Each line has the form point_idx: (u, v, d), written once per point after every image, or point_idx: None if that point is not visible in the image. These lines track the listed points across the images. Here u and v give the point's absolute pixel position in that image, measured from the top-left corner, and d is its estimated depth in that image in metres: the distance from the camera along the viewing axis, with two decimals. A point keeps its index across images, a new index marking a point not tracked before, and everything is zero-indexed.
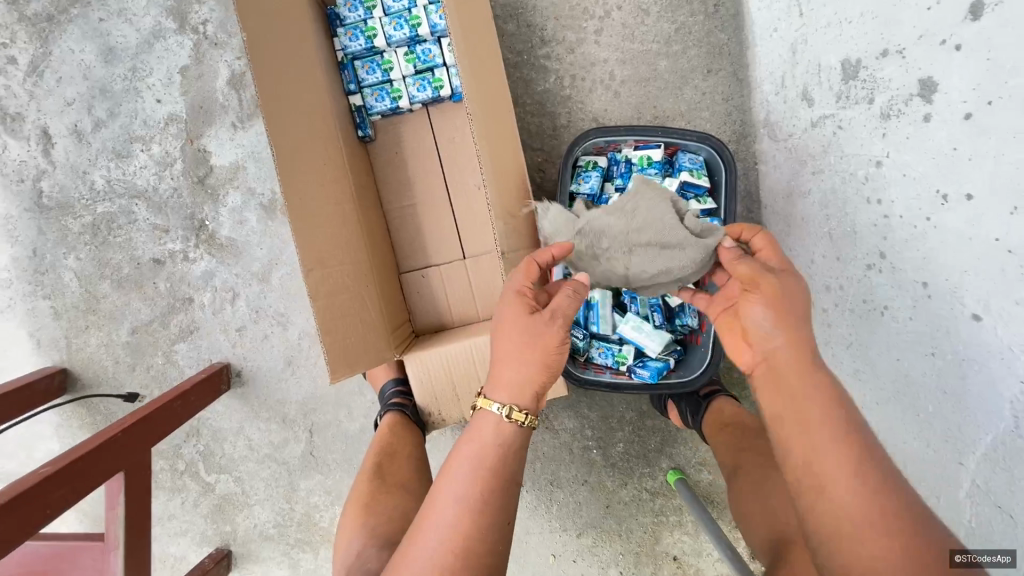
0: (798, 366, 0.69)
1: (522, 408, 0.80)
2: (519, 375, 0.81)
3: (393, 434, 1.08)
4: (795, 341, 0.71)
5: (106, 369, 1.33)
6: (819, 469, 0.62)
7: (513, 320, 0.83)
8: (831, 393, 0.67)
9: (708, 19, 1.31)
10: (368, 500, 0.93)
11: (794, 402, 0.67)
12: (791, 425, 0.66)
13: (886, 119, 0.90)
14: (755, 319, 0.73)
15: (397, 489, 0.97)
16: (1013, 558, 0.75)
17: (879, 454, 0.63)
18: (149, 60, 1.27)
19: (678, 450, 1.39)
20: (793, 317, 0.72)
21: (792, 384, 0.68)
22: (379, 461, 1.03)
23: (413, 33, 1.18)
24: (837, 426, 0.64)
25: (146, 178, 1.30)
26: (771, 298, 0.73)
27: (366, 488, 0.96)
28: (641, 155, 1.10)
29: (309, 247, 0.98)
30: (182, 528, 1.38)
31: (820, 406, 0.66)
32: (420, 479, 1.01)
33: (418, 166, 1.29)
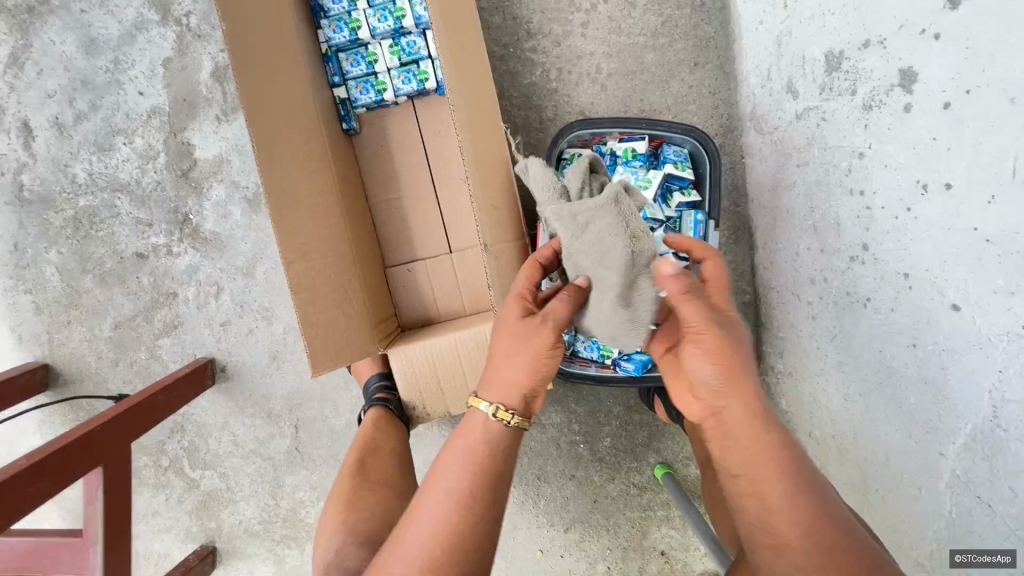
0: (746, 420, 0.68)
1: (509, 407, 0.78)
2: (510, 375, 0.80)
3: (376, 429, 1.07)
4: (741, 394, 0.69)
5: (88, 365, 1.32)
6: (774, 532, 0.63)
7: (509, 320, 0.82)
8: (781, 449, 0.66)
9: (694, 12, 1.31)
10: (350, 497, 0.93)
11: (744, 462, 0.67)
12: (744, 486, 0.67)
13: (868, 110, 0.90)
14: (699, 373, 0.70)
15: (379, 485, 0.96)
16: (1014, 558, 0.73)
17: (833, 509, 0.64)
18: (131, 52, 1.26)
19: (665, 444, 1.39)
20: (736, 367, 0.69)
21: (742, 443, 0.68)
22: (362, 458, 1.01)
23: (397, 24, 1.16)
24: (787, 485, 0.64)
25: (128, 172, 1.28)
26: (712, 353, 0.69)
27: (348, 485, 0.96)
28: (626, 147, 1.09)
29: (291, 239, 0.97)
30: (167, 525, 1.37)
31: (769, 466, 0.66)
32: (402, 475, 1.00)
33: (403, 159, 1.29)
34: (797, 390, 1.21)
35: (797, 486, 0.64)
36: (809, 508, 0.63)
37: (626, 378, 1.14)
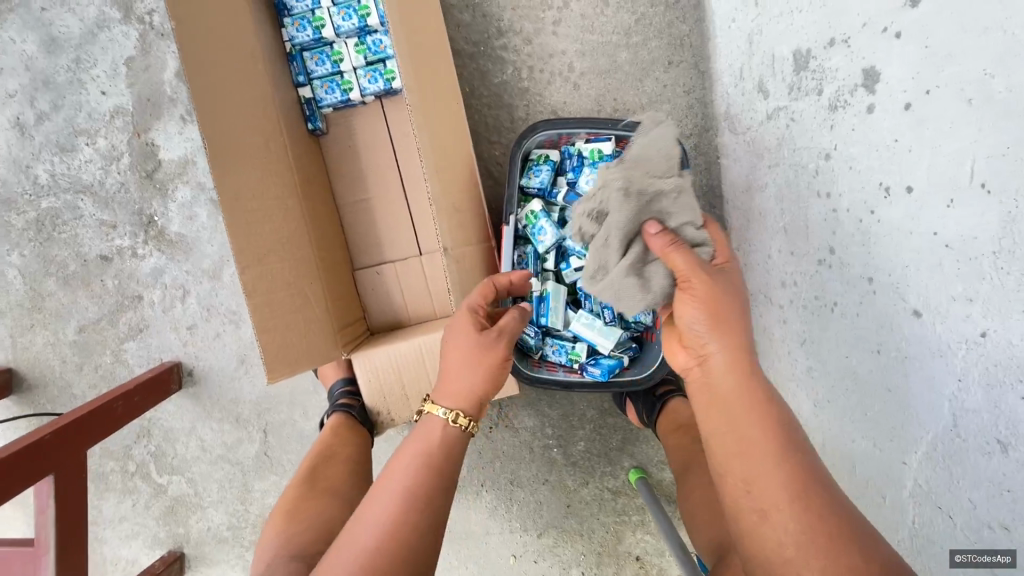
0: (729, 375, 0.73)
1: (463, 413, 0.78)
2: (466, 383, 0.80)
3: (335, 433, 1.05)
4: (726, 343, 0.73)
5: (53, 369, 1.30)
6: (759, 492, 0.65)
7: (462, 331, 0.82)
8: (764, 406, 0.71)
9: (668, 10, 1.29)
10: (294, 507, 0.91)
11: (729, 419, 0.71)
12: (728, 442, 0.70)
13: (834, 110, 0.88)
14: (688, 321, 0.76)
15: (327, 494, 0.93)
16: (1015, 559, 0.64)
17: (815, 469, 0.66)
18: (93, 50, 1.23)
19: (640, 448, 1.38)
20: (725, 322, 0.74)
21: (727, 400, 0.72)
22: (316, 464, 1.00)
23: (362, 23, 1.14)
24: (774, 444, 0.67)
25: (91, 173, 1.26)
26: (703, 299, 0.74)
27: (295, 494, 0.94)
28: (592, 148, 1.07)
29: (245, 243, 0.95)
30: (134, 531, 1.35)
31: (753, 421, 0.70)
32: (354, 483, 0.98)
33: (372, 160, 1.27)
34: None
35: (781, 446, 0.67)
36: (792, 471, 0.65)
37: (593, 384, 1.12)
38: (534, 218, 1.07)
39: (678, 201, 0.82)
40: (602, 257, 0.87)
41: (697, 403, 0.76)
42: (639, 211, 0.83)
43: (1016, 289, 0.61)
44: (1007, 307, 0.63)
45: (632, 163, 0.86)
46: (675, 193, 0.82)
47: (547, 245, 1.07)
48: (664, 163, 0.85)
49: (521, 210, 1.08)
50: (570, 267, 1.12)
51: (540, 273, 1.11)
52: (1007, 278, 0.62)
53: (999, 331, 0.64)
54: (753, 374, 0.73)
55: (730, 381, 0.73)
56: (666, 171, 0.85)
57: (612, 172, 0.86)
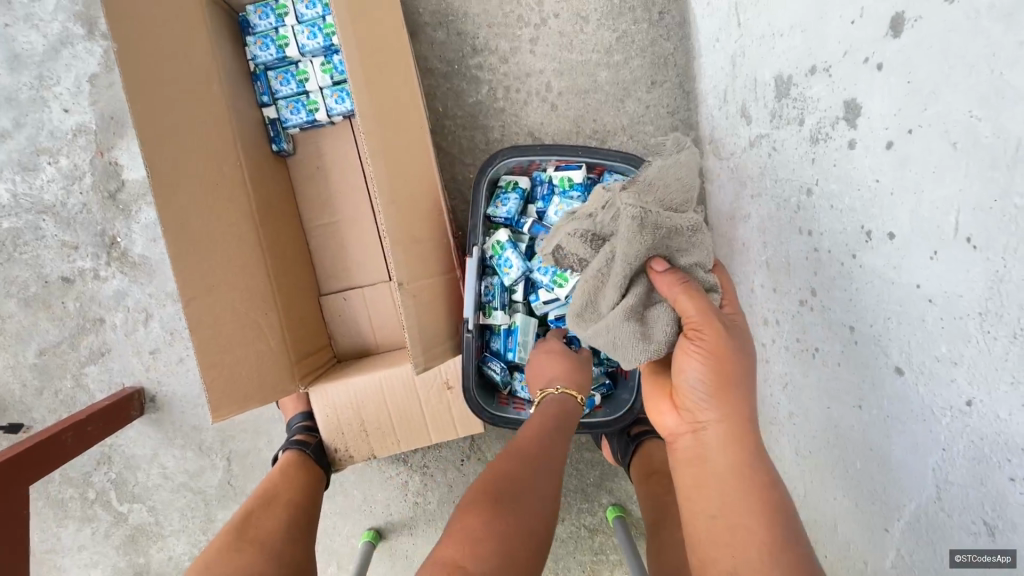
0: (725, 450, 0.67)
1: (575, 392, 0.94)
2: (574, 376, 0.96)
3: (281, 476, 1.01)
4: (728, 411, 0.67)
5: (12, 392, 1.27)
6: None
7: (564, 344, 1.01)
8: (763, 493, 0.64)
9: (651, 27, 1.23)
10: (214, 558, 0.84)
11: (722, 497, 0.65)
12: (717, 528, 0.64)
13: (815, 143, 0.81)
14: (690, 377, 0.69)
15: (254, 546, 0.87)
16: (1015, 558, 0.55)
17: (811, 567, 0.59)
18: (56, 67, 1.20)
19: (618, 484, 1.31)
20: (727, 386, 0.67)
21: (720, 482, 0.66)
22: (251, 510, 0.94)
23: (327, 42, 1.09)
24: (769, 533, 0.61)
25: (54, 193, 1.23)
26: (709, 352, 0.67)
27: (220, 543, 0.87)
28: (562, 175, 1.01)
29: (190, 273, 0.90)
30: (94, 560, 1.31)
31: (747, 509, 0.63)
32: (285, 536, 0.91)
33: (340, 182, 1.22)
34: None
35: (776, 538, 0.60)
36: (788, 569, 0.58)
37: None
38: (499, 249, 1.01)
39: (692, 240, 0.73)
40: (597, 293, 0.77)
41: (684, 478, 0.70)
42: (651, 245, 0.71)
43: (1004, 357, 0.55)
44: (994, 376, 0.56)
45: (648, 188, 0.74)
46: (692, 231, 0.72)
47: (512, 277, 1.01)
48: (681, 194, 0.74)
49: (487, 240, 1.02)
50: (537, 299, 1.06)
51: (506, 305, 1.05)
52: (995, 344, 0.55)
53: (985, 403, 0.57)
54: (754, 456, 0.66)
55: (726, 458, 0.67)
56: (681, 202, 0.74)
57: (624, 194, 0.74)
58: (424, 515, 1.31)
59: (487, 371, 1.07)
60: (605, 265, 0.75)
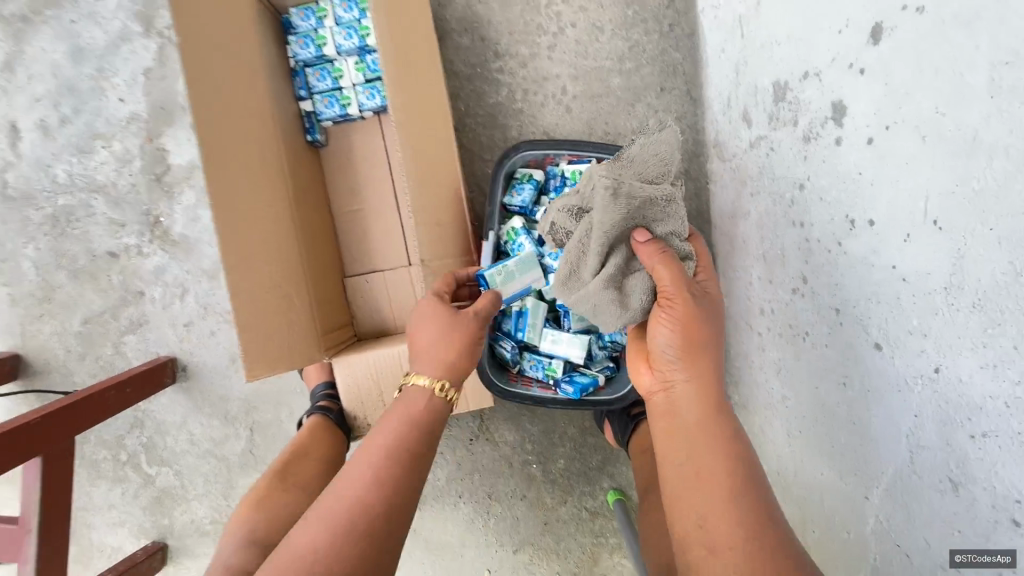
0: (692, 405, 0.77)
1: (447, 383, 0.87)
2: (441, 355, 0.88)
3: (308, 436, 1.11)
4: (694, 371, 0.77)
5: (57, 357, 1.37)
6: (709, 524, 0.66)
7: (436, 309, 0.91)
8: (725, 442, 0.73)
9: (662, 38, 1.32)
10: (261, 499, 1.00)
11: (688, 447, 0.74)
12: (684, 472, 0.72)
13: (807, 142, 0.89)
14: (661, 341, 0.78)
15: (293, 491, 1.02)
16: (1016, 559, 0.56)
17: (768, 504, 0.67)
18: (115, 61, 1.32)
19: (620, 469, 1.38)
20: (693, 348, 0.77)
21: (687, 434, 0.75)
22: (288, 461, 1.07)
23: (362, 42, 1.20)
24: (731, 478, 0.69)
25: (106, 174, 1.34)
26: (677, 320, 0.77)
27: (265, 487, 1.02)
28: (574, 170, 1.09)
29: (235, 244, 1.00)
30: (121, 519, 1.40)
31: (710, 454, 0.72)
32: (322, 477, 1.06)
33: (368, 173, 1.32)
34: (751, 423, 1.18)
35: (738, 479, 0.69)
36: (748, 506, 0.66)
37: (566, 401, 1.12)
38: (513, 235, 1.08)
39: (666, 210, 0.81)
40: (580, 268, 0.85)
41: (657, 429, 0.79)
42: (626, 215, 0.80)
43: (965, 325, 0.61)
44: (958, 343, 0.62)
45: (628, 162, 0.82)
46: (664, 202, 0.80)
47: None
48: (659, 168, 0.81)
49: (502, 227, 1.10)
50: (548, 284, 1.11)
51: None
52: (957, 314, 0.62)
53: (950, 368, 0.64)
54: (718, 412, 0.76)
55: (693, 413, 0.76)
56: (658, 175, 0.82)
57: (601, 168, 0.82)
58: (433, 491, 1.40)
59: (498, 349, 1.14)
60: (585, 237, 0.83)
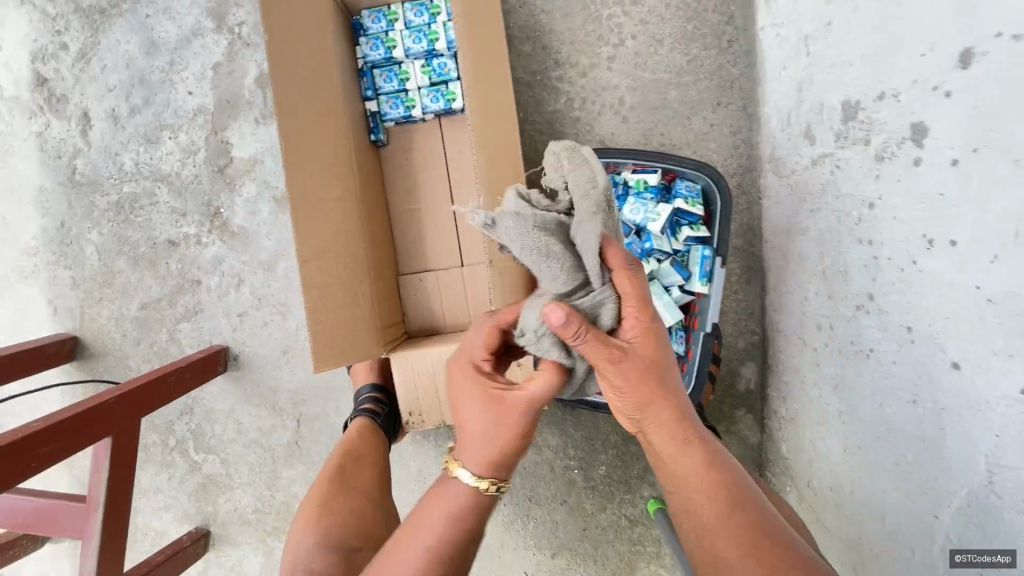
0: (667, 442, 0.76)
1: (493, 481, 0.77)
2: (489, 450, 0.77)
3: (359, 437, 1.13)
4: (656, 415, 0.74)
5: (113, 341, 1.40)
6: (710, 548, 0.71)
7: (482, 390, 0.77)
8: (710, 465, 0.75)
9: (720, 53, 1.34)
10: (325, 500, 0.98)
11: (679, 480, 0.76)
12: (680, 504, 0.76)
13: (880, 161, 0.90)
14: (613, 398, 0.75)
15: (355, 494, 1.02)
16: (1013, 557, 0.69)
17: (760, 517, 0.72)
18: (186, 55, 1.36)
19: (660, 479, 1.40)
20: (643, 395, 0.73)
21: (674, 467, 0.76)
22: (343, 463, 1.07)
23: (430, 47, 1.23)
24: (722, 501, 0.73)
25: (171, 164, 1.37)
26: (618, 381, 0.72)
27: (326, 487, 1.01)
28: (639, 178, 1.12)
29: (309, 238, 1.04)
30: (167, 503, 1.43)
31: (697, 484, 0.74)
32: (377, 484, 1.07)
33: (426, 173, 1.34)
34: (799, 438, 1.20)
35: (728, 502, 0.73)
36: (742, 526, 0.70)
37: None
38: None
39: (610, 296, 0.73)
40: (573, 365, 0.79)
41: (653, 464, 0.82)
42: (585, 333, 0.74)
43: None
44: None
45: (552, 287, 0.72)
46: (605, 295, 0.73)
47: None
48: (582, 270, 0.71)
49: None
50: None
51: None
52: None
53: None
54: (691, 442, 0.76)
55: (669, 449, 0.76)
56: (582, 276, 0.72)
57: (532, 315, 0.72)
58: None
59: None
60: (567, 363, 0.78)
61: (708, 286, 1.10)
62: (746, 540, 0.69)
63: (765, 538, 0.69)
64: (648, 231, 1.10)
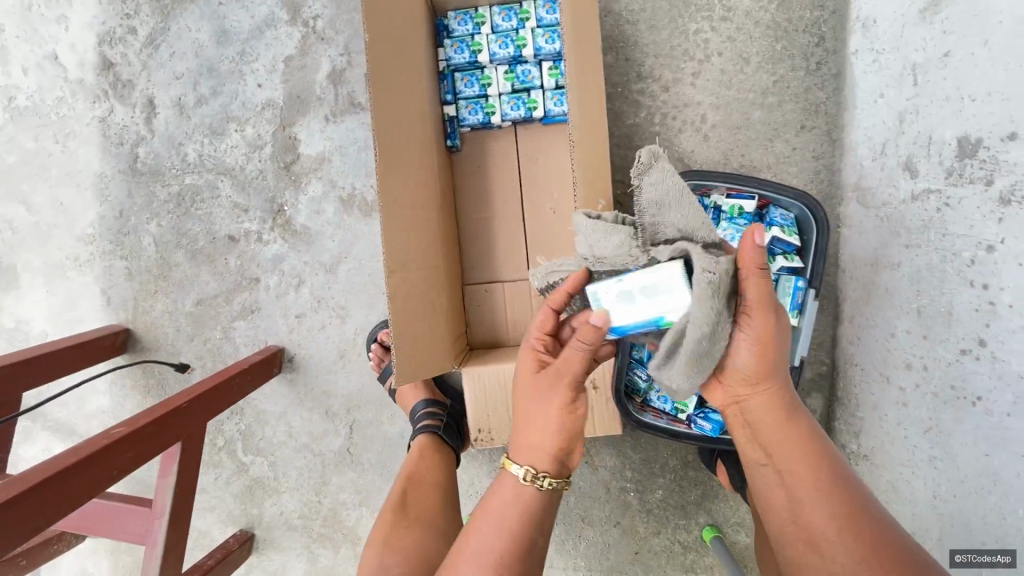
0: (767, 414, 0.73)
1: (540, 472, 0.73)
2: (537, 437, 0.75)
3: (421, 459, 1.08)
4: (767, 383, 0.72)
5: (166, 335, 1.37)
6: (805, 524, 0.68)
7: (526, 373, 0.77)
8: (806, 439, 0.73)
9: (808, 75, 1.28)
10: (389, 537, 0.91)
11: (772, 454, 0.73)
12: (771, 477, 0.72)
13: (1005, 204, 0.89)
14: (736, 359, 0.70)
15: (417, 525, 0.94)
16: (1014, 558, 0.89)
17: (856, 493, 0.69)
18: (258, 46, 1.32)
19: (718, 506, 1.36)
20: (769, 359, 0.69)
21: (768, 438, 0.73)
22: (405, 492, 1.01)
23: (517, 52, 1.18)
24: (816, 474, 0.70)
25: (235, 158, 1.33)
26: (758, 340, 0.68)
27: (388, 522, 0.95)
28: (733, 204, 1.09)
29: (393, 248, 0.98)
30: (212, 503, 1.40)
31: (791, 455, 0.72)
32: (443, 514, 0.99)
33: (498, 179, 1.30)
34: (877, 477, 1.16)
35: (826, 477, 0.70)
36: (837, 499, 0.68)
37: (699, 436, 1.14)
38: None
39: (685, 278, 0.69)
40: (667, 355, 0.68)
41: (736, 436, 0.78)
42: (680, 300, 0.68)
43: None
44: None
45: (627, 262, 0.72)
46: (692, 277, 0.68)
47: None
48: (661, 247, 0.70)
49: None
50: None
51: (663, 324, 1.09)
52: None
53: None
54: (793, 415, 0.73)
55: (767, 420, 0.73)
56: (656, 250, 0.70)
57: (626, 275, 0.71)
58: None
59: (632, 377, 1.16)
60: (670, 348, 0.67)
61: (798, 318, 1.06)
62: (842, 514, 0.67)
63: (861, 515, 0.67)
64: None
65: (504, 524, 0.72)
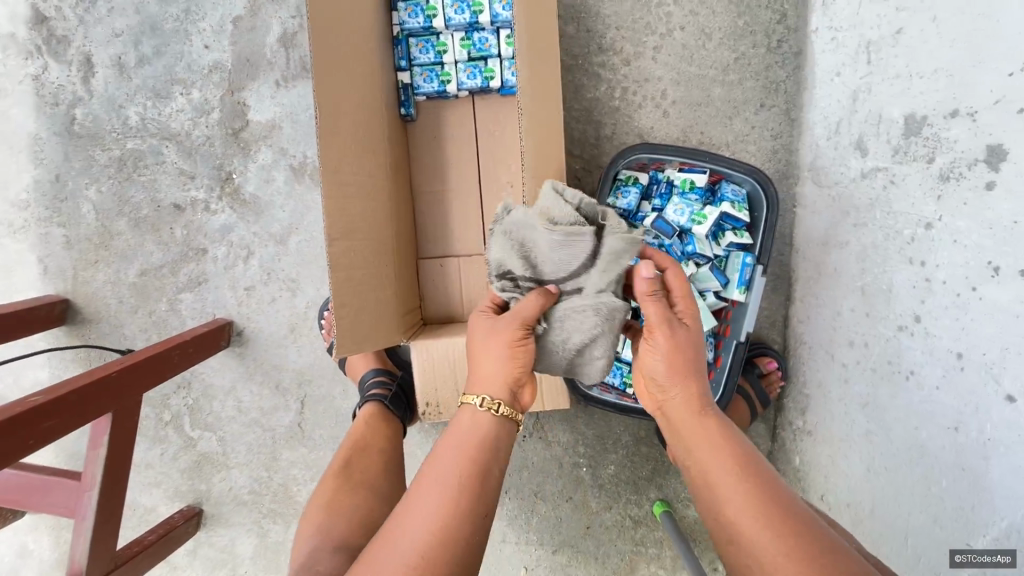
0: (687, 412, 0.74)
1: (496, 398, 0.73)
2: (492, 369, 0.75)
3: (367, 427, 1.06)
4: (683, 384, 0.74)
5: (108, 307, 1.32)
6: (726, 516, 0.64)
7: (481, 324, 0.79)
8: (725, 435, 0.72)
9: (769, 53, 1.28)
10: (331, 501, 0.90)
11: (695, 450, 0.71)
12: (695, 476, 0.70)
13: (944, 181, 0.89)
14: (651, 366, 0.76)
15: (361, 490, 0.93)
16: (1014, 558, 0.80)
17: (783, 492, 0.65)
18: (204, 4, 1.25)
19: (668, 481, 1.37)
20: (680, 364, 0.74)
21: (688, 436, 0.72)
22: (348, 459, 0.99)
23: (473, 19, 1.15)
24: (736, 468, 0.68)
25: (181, 122, 1.28)
26: (663, 346, 0.74)
27: (330, 487, 0.93)
28: (684, 178, 1.08)
29: (336, 216, 0.94)
30: (158, 479, 1.37)
31: (710, 448, 0.70)
32: (389, 481, 0.97)
33: (453, 151, 1.27)
34: (819, 450, 1.18)
35: (744, 470, 0.67)
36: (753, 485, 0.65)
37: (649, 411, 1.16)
38: None
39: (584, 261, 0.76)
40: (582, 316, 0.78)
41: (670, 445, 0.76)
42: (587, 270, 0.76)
43: None
44: None
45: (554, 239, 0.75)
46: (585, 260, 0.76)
47: None
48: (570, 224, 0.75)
49: None
50: None
51: None
52: None
53: None
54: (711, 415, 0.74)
55: (689, 419, 0.73)
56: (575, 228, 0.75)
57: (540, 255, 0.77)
58: None
59: None
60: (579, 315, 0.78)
61: (745, 294, 1.07)
62: (759, 502, 0.63)
63: (783, 503, 0.63)
64: (691, 234, 1.06)
65: (461, 441, 0.69)
